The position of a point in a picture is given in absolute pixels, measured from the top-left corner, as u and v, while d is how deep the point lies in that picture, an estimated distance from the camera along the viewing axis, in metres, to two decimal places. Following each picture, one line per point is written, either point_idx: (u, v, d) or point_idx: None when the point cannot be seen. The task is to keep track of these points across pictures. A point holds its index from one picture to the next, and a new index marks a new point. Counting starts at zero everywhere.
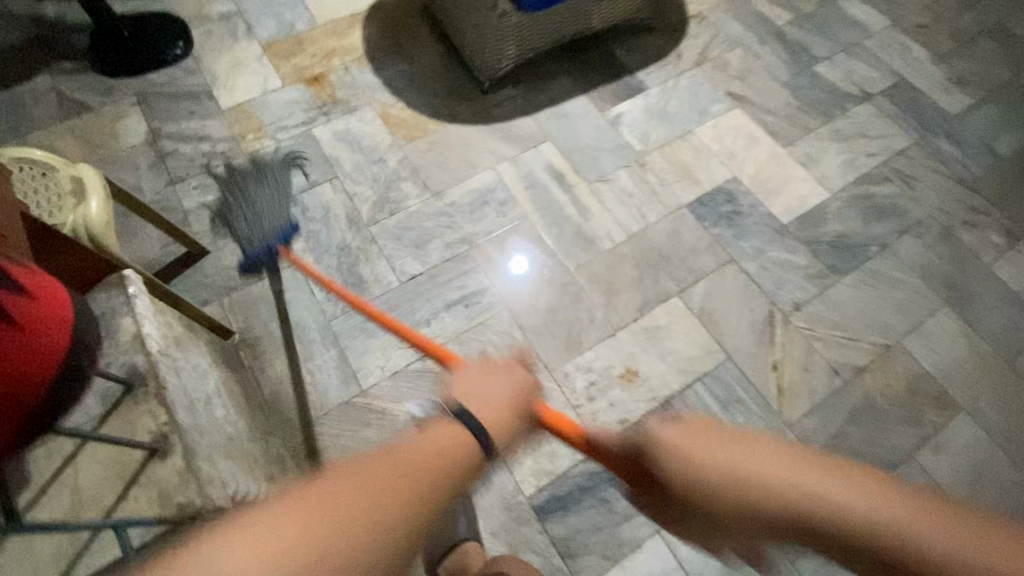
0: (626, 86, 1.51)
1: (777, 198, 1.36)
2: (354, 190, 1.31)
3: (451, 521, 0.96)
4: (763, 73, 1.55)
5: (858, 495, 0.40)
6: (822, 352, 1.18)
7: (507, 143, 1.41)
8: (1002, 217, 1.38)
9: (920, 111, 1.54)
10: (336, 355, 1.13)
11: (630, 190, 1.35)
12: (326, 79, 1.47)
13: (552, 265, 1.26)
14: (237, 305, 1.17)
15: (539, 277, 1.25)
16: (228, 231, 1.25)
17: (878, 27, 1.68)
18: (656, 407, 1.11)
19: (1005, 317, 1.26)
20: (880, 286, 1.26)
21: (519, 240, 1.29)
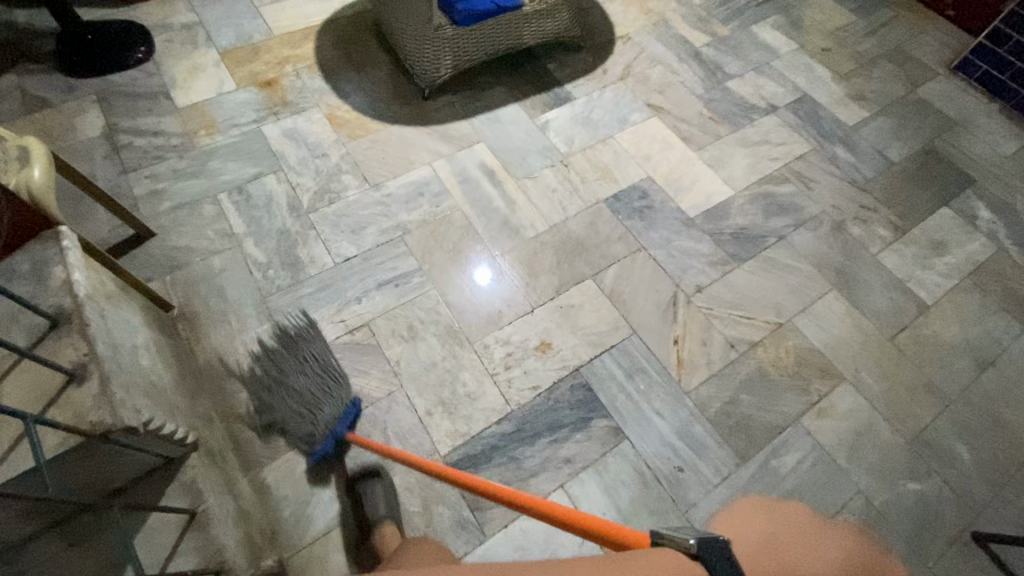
0: (555, 96, 1.66)
1: (686, 195, 1.50)
2: (297, 181, 1.41)
3: (374, 500, 1.01)
4: (680, 87, 1.72)
5: None
6: (719, 329, 1.30)
7: (444, 143, 1.53)
8: (889, 214, 1.54)
9: (820, 122, 1.71)
10: (270, 327, 1.21)
11: (555, 186, 1.48)
12: (278, 83, 1.59)
13: (512, 275, 1.33)
14: (178, 281, 1.24)
15: (500, 286, 1.31)
16: (175, 215, 1.33)
17: (785, 50, 1.88)
18: (567, 374, 1.21)
19: (889, 300, 1.39)
20: (776, 272, 1.39)
21: (476, 251, 1.36)
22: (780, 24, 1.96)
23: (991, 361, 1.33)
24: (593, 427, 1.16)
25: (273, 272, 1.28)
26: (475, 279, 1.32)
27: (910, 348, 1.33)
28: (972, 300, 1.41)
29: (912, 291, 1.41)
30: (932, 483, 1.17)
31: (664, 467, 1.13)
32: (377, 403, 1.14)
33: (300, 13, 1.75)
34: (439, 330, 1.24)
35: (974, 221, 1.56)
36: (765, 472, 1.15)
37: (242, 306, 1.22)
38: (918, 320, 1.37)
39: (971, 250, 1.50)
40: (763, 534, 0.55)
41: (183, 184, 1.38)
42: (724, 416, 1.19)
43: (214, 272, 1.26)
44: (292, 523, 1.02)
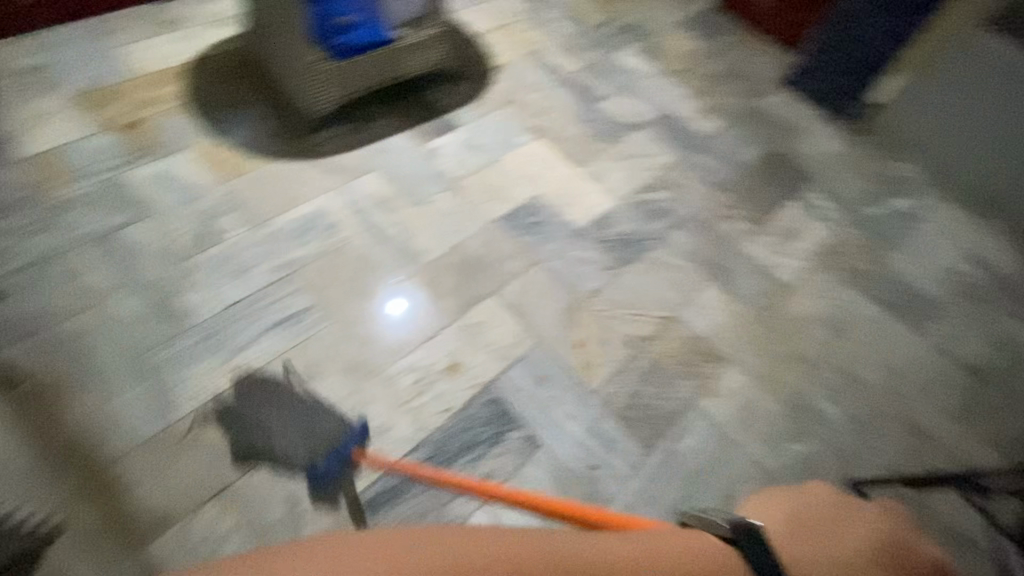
0: (441, 124, 1.71)
1: (573, 208, 1.60)
2: (172, 227, 1.32)
3: None
4: (557, 110, 1.85)
5: None
6: (615, 328, 1.38)
7: (331, 176, 1.51)
8: (748, 210, 1.73)
9: (683, 134, 1.91)
10: (149, 386, 1.10)
11: (448, 210, 1.51)
12: (142, 126, 1.49)
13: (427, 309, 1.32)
14: (29, 349, 1.10)
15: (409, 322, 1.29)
16: (21, 276, 1.19)
17: (646, 73, 2.09)
18: (477, 392, 1.22)
19: (757, 285, 1.56)
20: (660, 270, 1.52)
21: (387, 290, 1.34)
22: (639, 49, 2.18)
23: (842, 328, 1.53)
24: (507, 439, 1.17)
25: (147, 326, 1.17)
26: (377, 308, 1.30)
27: (779, 325, 1.49)
28: (822, 278, 1.62)
29: (774, 275, 1.59)
30: (810, 442, 1.31)
31: (579, 468, 1.16)
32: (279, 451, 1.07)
33: (162, 52, 1.67)
34: (341, 365, 1.21)
35: (814, 210, 1.80)
36: (671, 456, 1.22)
37: (115, 367, 1.11)
38: (781, 299, 1.54)
39: (816, 235, 1.73)
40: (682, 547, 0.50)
41: (30, 241, 1.24)
42: (629, 409, 1.26)
43: (76, 334, 1.13)
44: None
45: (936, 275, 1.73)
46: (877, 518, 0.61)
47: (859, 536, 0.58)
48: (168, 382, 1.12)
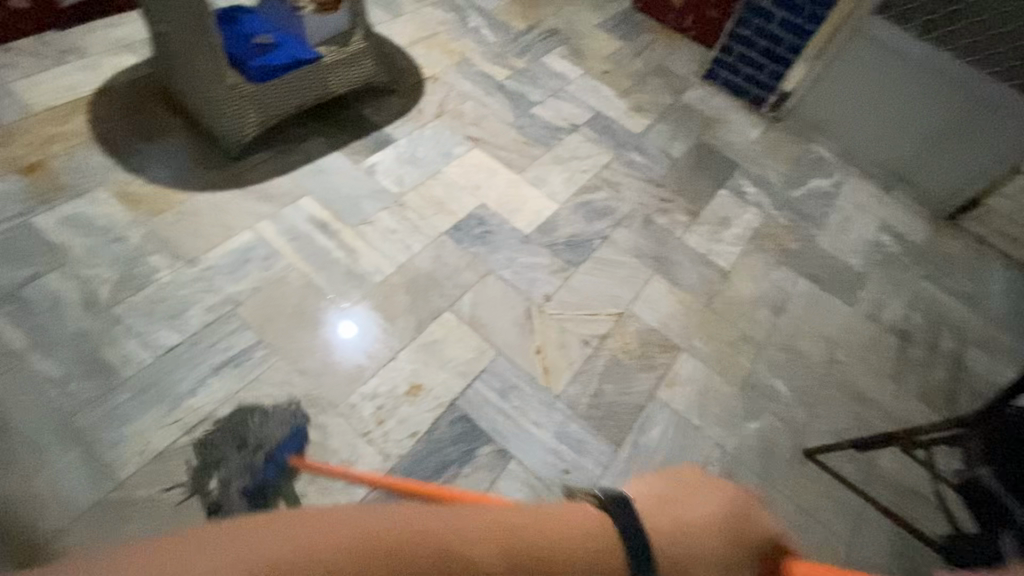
0: (376, 140, 1.67)
1: (519, 215, 1.61)
2: (92, 274, 1.22)
3: None
4: (492, 118, 1.86)
5: None
6: (572, 330, 1.40)
7: (266, 203, 1.44)
8: (684, 202, 1.81)
9: (616, 133, 1.96)
10: (85, 449, 1.02)
11: (393, 228, 1.48)
12: (45, 167, 1.36)
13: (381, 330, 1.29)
14: None
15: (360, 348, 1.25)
16: None
17: (575, 75, 2.13)
18: (442, 411, 1.20)
19: (700, 273, 1.62)
20: (608, 268, 1.55)
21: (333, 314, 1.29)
22: (565, 53, 2.22)
23: (781, 306, 1.62)
24: (478, 456, 1.16)
25: (75, 385, 1.07)
26: (328, 337, 1.25)
27: (724, 309, 1.56)
28: (758, 260, 1.71)
29: (715, 262, 1.66)
30: (764, 419, 1.37)
31: (552, 474, 1.17)
32: None
33: (61, 84, 1.54)
34: (297, 400, 1.15)
35: (744, 196, 1.90)
36: (638, 450, 1.25)
37: (42, 435, 1.01)
38: (724, 284, 1.62)
39: (748, 220, 1.82)
40: (655, 496, 0.50)
41: None
42: (594, 409, 1.28)
43: None
44: None
45: (857, 247, 1.87)
46: (732, 488, 0.52)
47: (707, 504, 0.50)
48: (105, 444, 1.03)
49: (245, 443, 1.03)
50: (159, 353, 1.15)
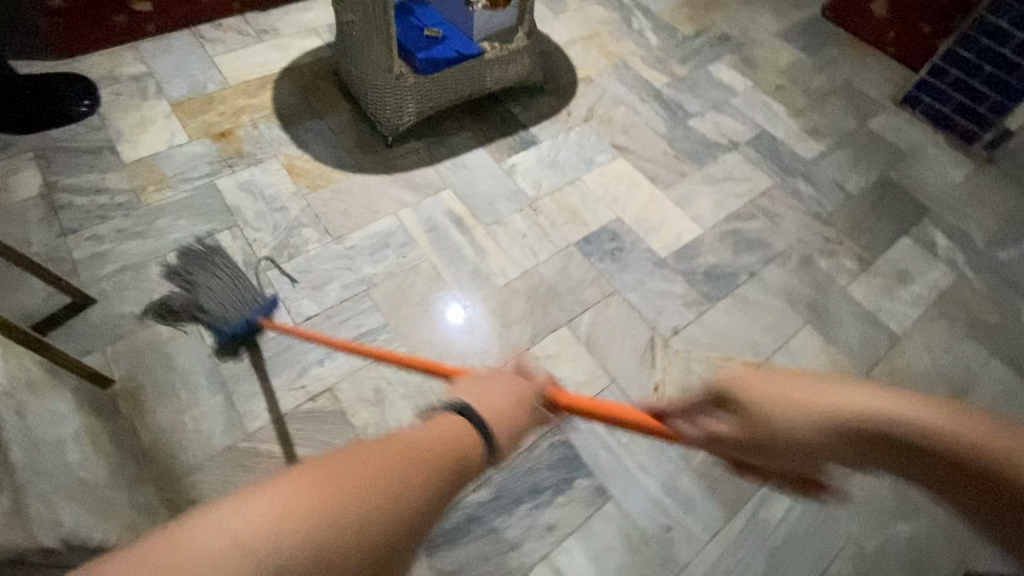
0: (521, 139, 1.65)
1: (656, 235, 1.49)
2: (255, 237, 1.34)
3: None
4: (642, 127, 1.75)
5: (863, 396, 0.50)
6: (698, 372, 1.27)
7: (409, 190, 1.49)
8: (853, 245, 1.56)
9: (780, 157, 1.75)
10: (226, 397, 1.12)
11: (524, 232, 1.45)
12: (233, 135, 1.53)
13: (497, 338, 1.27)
14: (121, 353, 1.15)
15: (461, 331, 1.27)
16: (118, 279, 1.24)
17: (741, 87, 1.94)
18: (545, 431, 1.15)
19: (861, 332, 1.39)
20: (750, 309, 1.39)
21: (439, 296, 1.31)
22: (735, 62, 2.03)
23: (964, 390, 1.34)
24: (575, 488, 1.09)
25: None
26: (448, 334, 1.26)
27: (887, 380, 1.32)
28: (940, 328, 1.43)
29: (883, 322, 1.41)
30: (921, 523, 1.14)
31: (652, 527, 1.07)
32: None
33: (257, 61, 1.72)
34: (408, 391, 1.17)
35: (932, 249, 1.59)
36: (756, 523, 1.10)
37: (195, 378, 1.13)
38: (891, 351, 1.37)
39: (934, 278, 1.52)
40: (491, 383, 0.65)
41: (128, 244, 1.30)
42: (711, 466, 1.15)
43: (163, 339, 1.17)
44: None
45: None
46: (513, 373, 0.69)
47: (501, 386, 0.65)
48: (243, 396, 1.13)
49: (218, 272, 1.10)
50: (297, 320, 1.23)
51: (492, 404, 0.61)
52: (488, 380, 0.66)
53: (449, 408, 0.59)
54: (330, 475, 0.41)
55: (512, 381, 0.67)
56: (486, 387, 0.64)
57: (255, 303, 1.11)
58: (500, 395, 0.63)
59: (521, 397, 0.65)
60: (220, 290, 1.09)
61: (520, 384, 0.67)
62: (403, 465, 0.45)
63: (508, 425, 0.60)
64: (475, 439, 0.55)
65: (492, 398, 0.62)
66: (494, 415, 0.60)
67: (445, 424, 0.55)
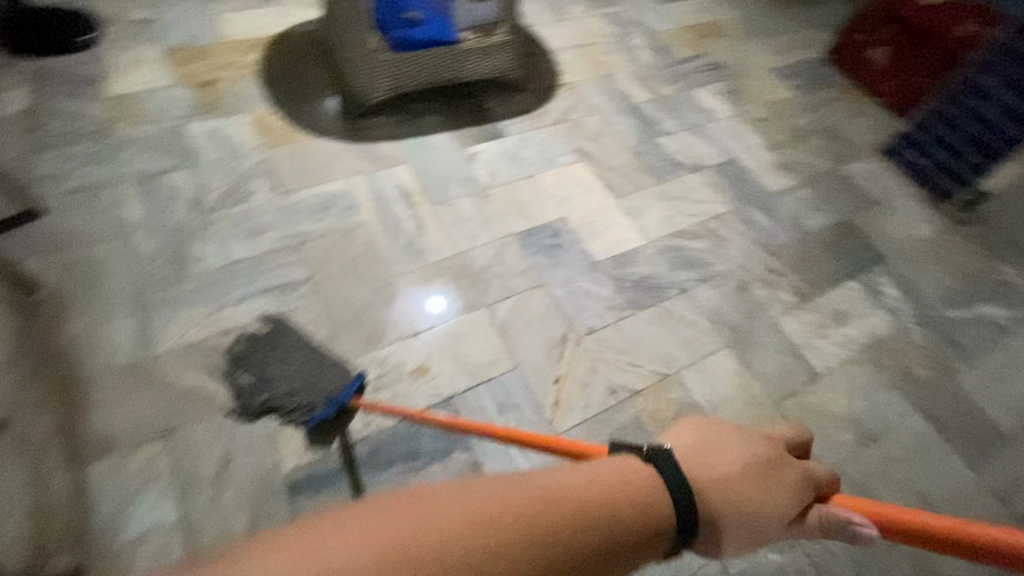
0: (489, 130, 1.70)
1: (597, 239, 1.52)
2: (208, 181, 1.41)
3: None
4: (612, 137, 1.78)
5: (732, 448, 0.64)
6: (603, 373, 1.28)
7: (367, 161, 1.55)
8: (795, 280, 1.56)
9: (744, 186, 1.76)
10: (139, 319, 1.17)
11: (468, 215, 1.49)
12: (215, 86, 1.61)
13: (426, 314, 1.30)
14: (54, 263, 1.22)
15: (436, 326, 1.29)
16: (71, 197, 1.32)
17: (722, 115, 1.96)
18: (435, 403, 1.18)
19: (781, 363, 1.38)
20: (672, 323, 1.40)
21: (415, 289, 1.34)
22: (722, 90, 2.05)
23: (874, 437, 1.32)
24: (451, 460, 1.12)
25: (157, 265, 1.25)
26: (368, 298, 1.30)
27: (794, 413, 1.32)
28: (864, 373, 1.41)
29: (806, 358, 1.41)
30: (794, 556, 1.12)
31: None
32: (226, 412, 1.09)
33: (255, 23, 1.81)
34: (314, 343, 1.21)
35: (878, 296, 1.58)
36: None
37: (114, 298, 1.19)
38: (807, 387, 1.36)
39: (871, 324, 1.51)
40: (691, 446, 0.62)
41: (89, 169, 1.38)
42: None
43: (96, 258, 1.24)
44: (105, 525, 0.96)
45: (1017, 403, 1.44)
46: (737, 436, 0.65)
47: (728, 456, 0.61)
48: (156, 321, 1.18)
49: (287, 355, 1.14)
50: (226, 261, 1.29)
51: (693, 469, 0.59)
52: (696, 446, 0.63)
53: (656, 452, 0.53)
54: (444, 512, 0.39)
55: (730, 449, 0.63)
56: (705, 457, 0.61)
57: (334, 384, 1.10)
58: (727, 461, 0.60)
59: (742, 466, 0.61)
60: (297, 374, 1.11)
61: (732, 450, 0.63)
62: (529, 525, 0.39)
63: (716, 494, 0.57)
64: (651, 488, 0.48)
65: (711, 467, 0.59)
66: (694, 476, 0.58)
67: (620, 474, 0.48)
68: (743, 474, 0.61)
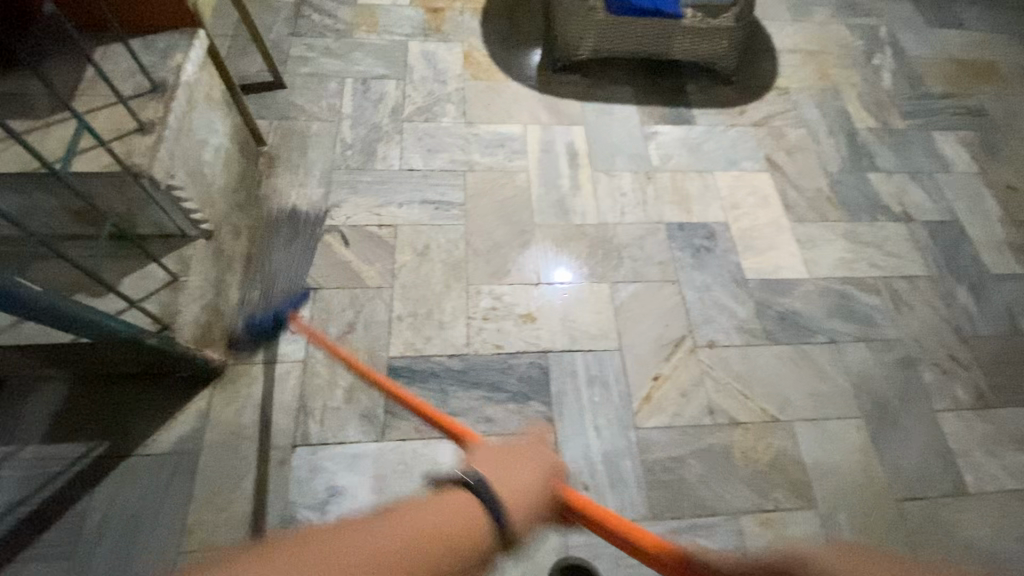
0: (677, 114, 1.63)
1: (753, 256, 1.39)
2: (410, 94, 1.57)
3: None
4: (811, 156, 1.60)
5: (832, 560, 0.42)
6: (709, 390, 1.20)
7: (548, 114, 1.59)
8: (980, 379, 1.29)
9: (955, 254, 1.48)
10: (323, 191, 1.37)
11: (625, 191, 1.47)
12: (442, 13, 1.76)
13: (551, 267, 1.34)
14: (280, 128, 1.46)
15: (555, 286, 1.31)
16: (306, 80, 1.56)
17: (959, 168, 1.64)
18: (533, 351, 1.22)
19: (921, 461, 1.17)
20: (805, 369, 1.25)
21: (545, 246, 1.36)
22: (971, 141, 1.71)
23: None
24: (528, 406, 1.15)
25: (350, 152, 1.44)
26: (504, 237, 1.36)
27: (917, 521, 1.11)
28: None
29: (958, 469, 1.17)
30: None
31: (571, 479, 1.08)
32: (364, 289, 1.25)
33: None
34: (447, 259, 1.32)
35: None
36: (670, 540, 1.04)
37: (312, 170, 1.40)
38: (946, 501, 1.14)
39: None
40: (498, 462, 0.70)
41: (326, 60, 1.61)
42: (661, 470, 1.11)
43: (309, 133, 1.46)
44: (252, 341, 1.16)
45: None
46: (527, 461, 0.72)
47: (524, 468, 0.70)
48: (335, 198, 1.37)
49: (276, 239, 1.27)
50: (402, 165, 1.44)
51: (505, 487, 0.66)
52: (505, 468, 0.69)
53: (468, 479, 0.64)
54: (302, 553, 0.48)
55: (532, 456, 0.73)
56: (512, 476, 0.68)
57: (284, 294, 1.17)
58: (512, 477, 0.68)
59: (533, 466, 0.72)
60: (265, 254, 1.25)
61: (528, 453, 0.74)
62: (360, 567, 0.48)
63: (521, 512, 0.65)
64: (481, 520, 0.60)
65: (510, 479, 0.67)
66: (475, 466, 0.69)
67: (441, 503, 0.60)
68: (534, 489, 0.69)
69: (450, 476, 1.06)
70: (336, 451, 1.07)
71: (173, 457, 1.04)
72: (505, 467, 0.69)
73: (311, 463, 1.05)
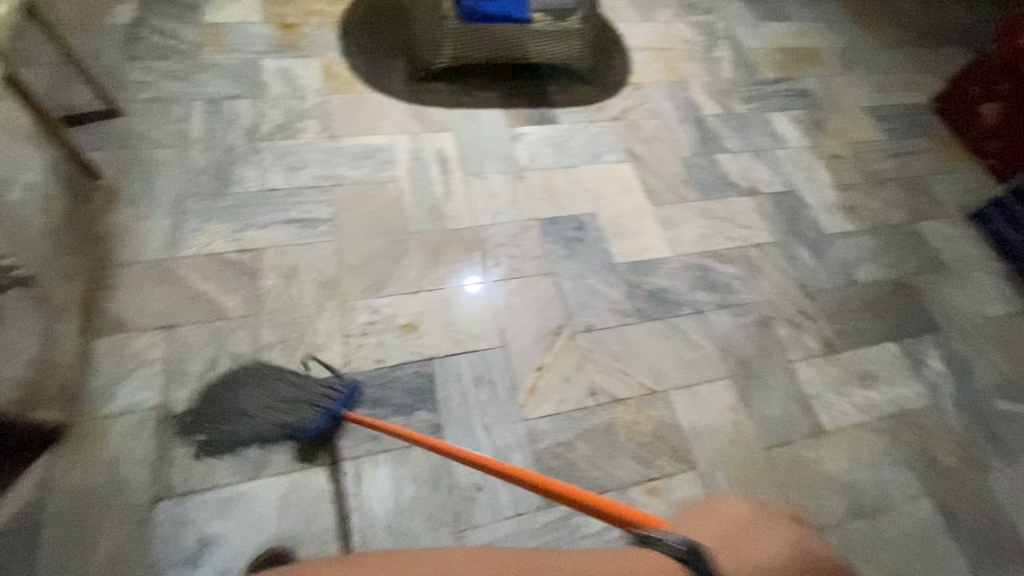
0: (541, 114, 1.69)
1: (621, 241, 1.47)
2: (266, 113, 1.51)
3: None
4: (666, 144, 1.72)
5: None
6: (590, 372, 1.25)
7: (415, 122, 1.59)
8: (825, 328, 1.44)
9: (796, 220, 1.65)
10: (172, 222, 1.28)
11: (497, 192, 1.50)
12: (296, 29, 1.71)
13: (428, 273, 1.33)
14: (118, 159, 1.35)
15: (433, 291, 1.30)
16: (147, 106, 1.45)
17: (793, 143, 1.84)
18: (416, 361, 1.20)
19: (782, 409, 1.29)
20: (676, 341, 1.33)
21: (421, 253, 1.36)
22: (801, 119, 1.92)
23: (869, 511, 1.19)
24: (414, 417, 1.14)
25: (202, 178, 1.36)
26: (378, 249, 1.34)
27: (784, 465, 1.22)
28: (877, 442, 1.29)
29: (814, 411, 1.30)
30: None
31: (463, 483, 1.07)
32: (226, 320, 1.17)
33: None
34: (318, 278, 1.27)
35: (917, 366, 1.43)
36: (565, 524, 1.06)
37: (158, 200, 1.30)
38: (806, 441, 1.26)
39: (901, 394, 1.37)
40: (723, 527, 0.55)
41: (169, 84, 1.51)
42: (551, 457, 1.14)
43: (153, 162, 1.36)
44: (96, 394, 1.05)
45: None
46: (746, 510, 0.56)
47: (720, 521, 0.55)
48: (187, 228, 1.28)
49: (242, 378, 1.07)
50: (262, 187, 1.37)
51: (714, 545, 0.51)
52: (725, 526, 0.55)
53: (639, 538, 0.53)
54: None
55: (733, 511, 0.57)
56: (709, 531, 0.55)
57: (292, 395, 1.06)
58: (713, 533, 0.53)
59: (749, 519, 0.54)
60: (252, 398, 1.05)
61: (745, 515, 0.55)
62: None
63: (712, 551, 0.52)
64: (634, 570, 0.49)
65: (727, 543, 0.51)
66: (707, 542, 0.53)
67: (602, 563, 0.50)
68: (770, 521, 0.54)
69: (335, 501, 1.02)
70: (204, 498, 0.99)
71: (6, 538, 0.92)
72: (717, 528, 0.54)
73: (176, 514, 0.97)
